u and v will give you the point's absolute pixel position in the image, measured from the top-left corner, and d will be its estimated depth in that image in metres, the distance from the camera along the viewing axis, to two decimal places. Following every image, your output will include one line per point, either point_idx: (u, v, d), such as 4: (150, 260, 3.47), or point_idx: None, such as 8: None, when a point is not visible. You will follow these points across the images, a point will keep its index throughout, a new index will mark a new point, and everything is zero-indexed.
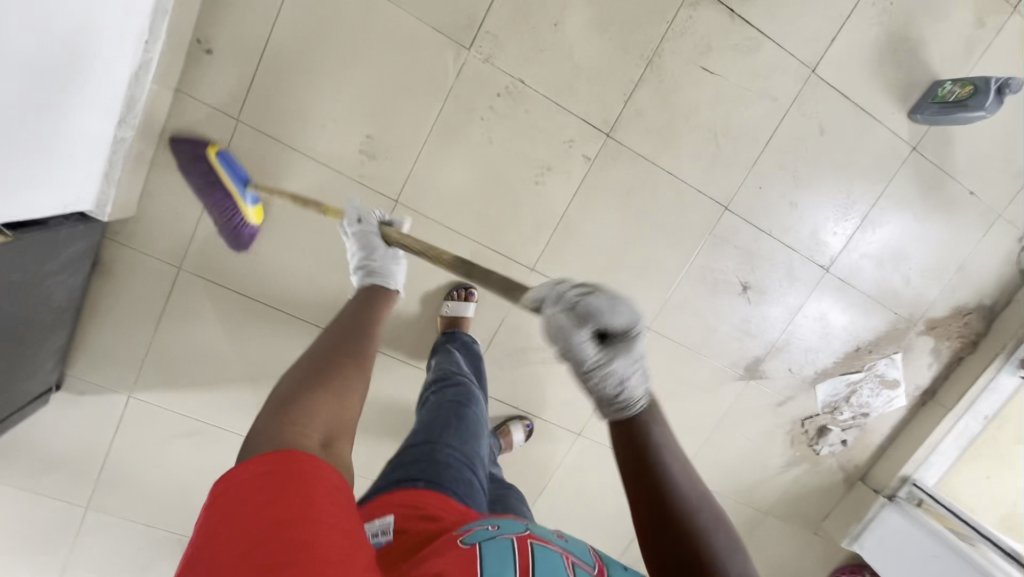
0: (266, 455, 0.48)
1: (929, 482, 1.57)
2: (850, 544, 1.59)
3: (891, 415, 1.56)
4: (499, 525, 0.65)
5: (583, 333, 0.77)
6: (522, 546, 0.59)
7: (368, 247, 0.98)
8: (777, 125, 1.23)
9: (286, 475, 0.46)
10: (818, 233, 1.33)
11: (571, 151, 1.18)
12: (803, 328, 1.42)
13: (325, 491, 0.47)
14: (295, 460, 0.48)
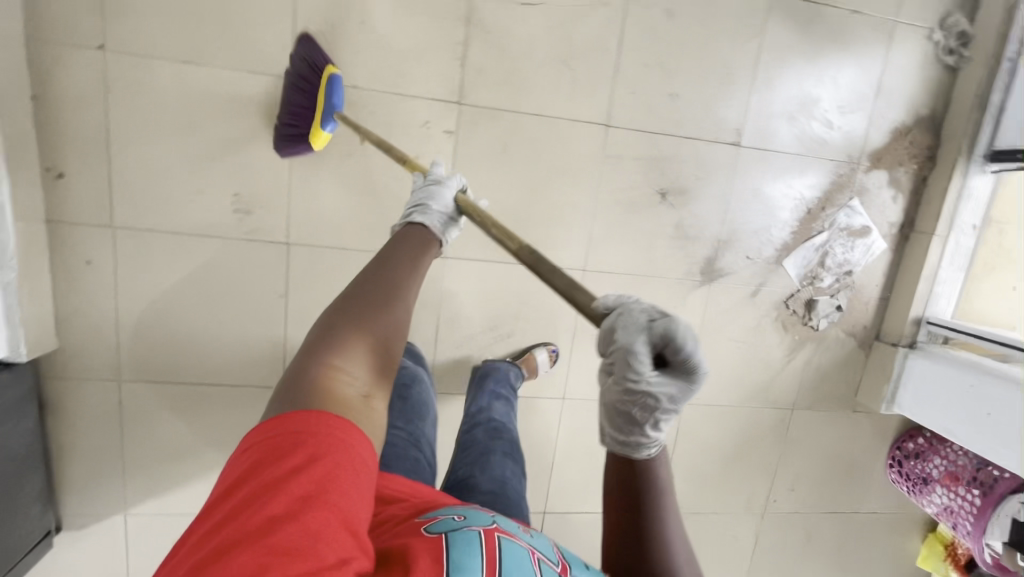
0: (302, 416, 0.49)
1: (946, 314, 1.47)
2: (886, 409, 1.48)
3: (878, 262, 1.46)
4: (467, 515, 0.65)
5: (645, 360, 0.51)
6: (489, 542, 0.59)
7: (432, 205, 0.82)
8: (621, 27, 1.20)
9: (312, 448, 0.47)
10: (714, 114, 1.28)
11: (431, 132, 1.17)
12: (743, 212, 1.36)
13: (352, 475, 0.47)
14: (329, 430, 0.48)
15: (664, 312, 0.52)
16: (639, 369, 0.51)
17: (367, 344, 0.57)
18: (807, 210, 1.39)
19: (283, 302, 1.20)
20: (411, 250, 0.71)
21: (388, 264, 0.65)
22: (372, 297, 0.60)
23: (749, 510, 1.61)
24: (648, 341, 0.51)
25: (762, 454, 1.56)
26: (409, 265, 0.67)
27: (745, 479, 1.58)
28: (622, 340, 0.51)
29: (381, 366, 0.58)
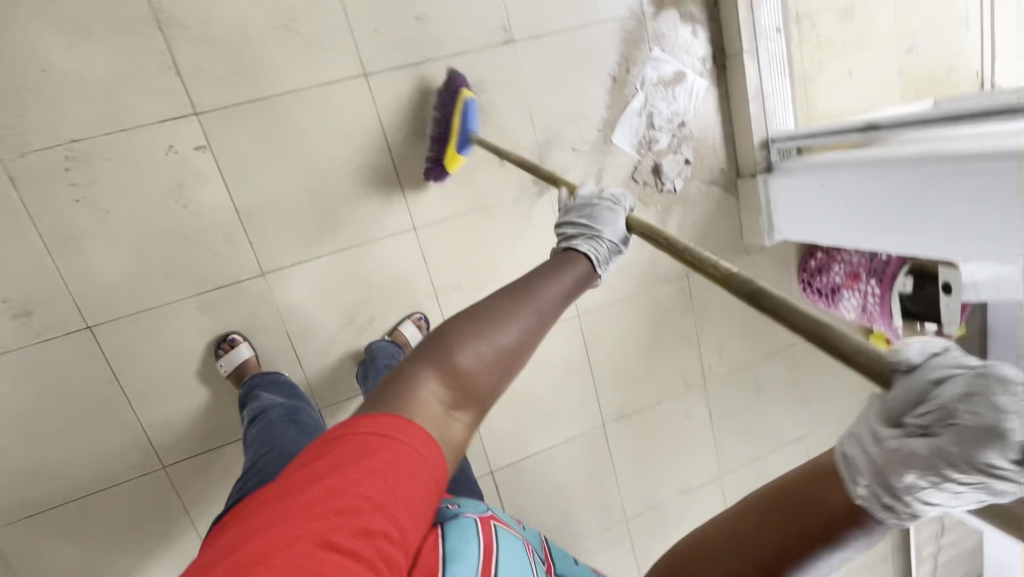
0: (394, 420, 0.48)
1: (789, 126, 1.42)
2: (770, 239, 1.47)
3: (707, 101, 1.41)
4: (461, 506, 0.64)
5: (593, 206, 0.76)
6: (486, 532, 0.57)
7: (594, 219, 0.73)
8: None
9: (394, 451, 0.46)
10: (471, 20, 1.20)
11: (183, 154, 1.08)
12: (551, 105, 1.29)
13: (420, 486, 0.47)
14: (417, 441, 0.48)
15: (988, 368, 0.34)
16: (994, 427, 0.31)
17: (483, 349, 0.53)
18: (613, 78, 1.33)
19: (117, 387, 1.12)
20: (551, 292, 0.58)
21: (527, 277, 0.59)
22: (481, 323, 0.54)
23: (690, 386, 1.61)
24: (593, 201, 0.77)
25: (679, 329, 1.54)
26: (560, 281, 0.60)
27: (673, 360, 1.56)
28: (906, 384, 0.36)
29: (488, 376, 0.53)
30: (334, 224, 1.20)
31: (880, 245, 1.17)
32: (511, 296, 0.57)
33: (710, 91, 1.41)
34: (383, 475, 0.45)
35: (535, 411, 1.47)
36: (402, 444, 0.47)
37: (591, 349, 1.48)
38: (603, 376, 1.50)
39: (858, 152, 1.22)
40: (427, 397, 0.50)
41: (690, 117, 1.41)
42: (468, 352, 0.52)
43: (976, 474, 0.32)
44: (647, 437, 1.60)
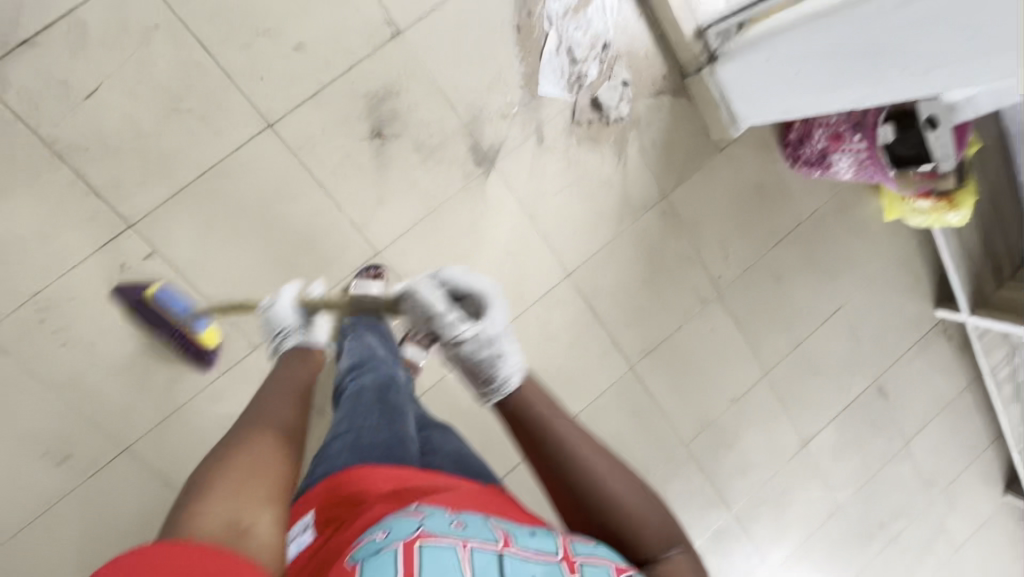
0: (169, 550, 0.39)
1: (717, 8, 1.32)
2: (738, 129, 1.37)
3: (625, 12, 1.32)
4: (388, 528, 0.56)
5: (451, 313, 0.76)
6: (407, 562, 0.51)
7: (285, 335, 0.96)
8: (190, 32, 1.05)
9: (191, 569, 0.38)
10: (351, 28, 1.13)
11: (136, 268, 1.10)
12: (464, 81, 1.22)
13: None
14: (212, 556, 0.40)
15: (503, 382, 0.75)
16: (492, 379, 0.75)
17: (237, 480, 0.52)
18: (517, 27, 1.24)
19: (170, 492, 1.19)
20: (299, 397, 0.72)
21: (258, 403, 0.68)
22: (259, 409, 0.66)
23: (706, 301, 1.56)
24: (453, 308, 0.77)
25: (675, 251, 1.49)
26: (291, 387, 0.75)
27: (680, 283, 1.52)
28: (467, 336, 0.76)
29: (256, 469, 0.55)
30: (300, 277, 1.20)
31: (841, 105, 1.07)
32: (249, 418, 0.64)
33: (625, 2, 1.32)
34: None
35: (560, 378, 1.47)
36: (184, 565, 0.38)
37: (594, 302, 1.45)
38: (614, 323, 1.48)
39: (790, 14, 1.12)
40: (214, 524, 0.47)
41: (613, 35, 1.32)
42: (233, 465, 0.54)
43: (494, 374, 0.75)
44: (679, 363, 1.58)
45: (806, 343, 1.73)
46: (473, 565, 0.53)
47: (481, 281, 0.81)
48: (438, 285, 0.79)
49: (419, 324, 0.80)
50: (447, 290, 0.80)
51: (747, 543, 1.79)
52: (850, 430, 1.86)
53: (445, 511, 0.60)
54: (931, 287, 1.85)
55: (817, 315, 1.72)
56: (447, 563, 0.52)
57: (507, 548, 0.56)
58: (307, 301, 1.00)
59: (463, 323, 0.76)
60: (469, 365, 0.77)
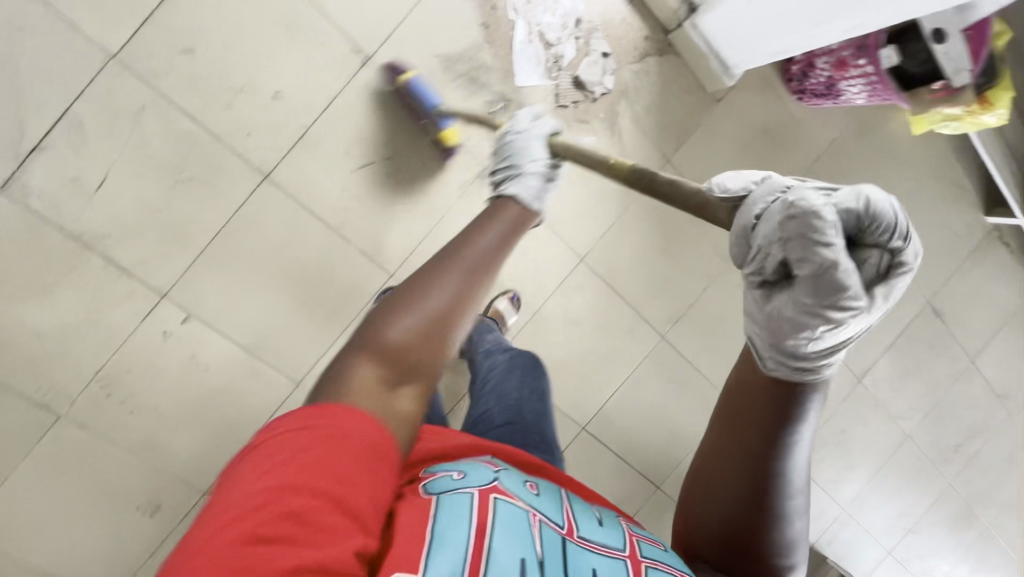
0: (319, 409, 0.49)
1: None
2: (734, 78, 1.30)
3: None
4: (465, 472, 0.66)
5: (840, 250, 0.47)
6: (483, 507, 0.60)
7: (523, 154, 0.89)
8: (175, 106, 1.10)
9: (329, 433, 0.48)
10: (322, 65, 1.15)
11: (177, 332, 1.19)
12: (441, 91, 1.21)
13: (347, 463, 0.47)
14: (344, 421, 0.49)
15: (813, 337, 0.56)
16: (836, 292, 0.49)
17: (409, 319, 0.57)
18: (484, 24, 1.21)
19: None
20: (497, 251, 0.66)
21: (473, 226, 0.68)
22: (458, 267, 0.61)
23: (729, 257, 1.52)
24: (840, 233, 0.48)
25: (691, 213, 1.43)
26: (501, 232, 0.68)
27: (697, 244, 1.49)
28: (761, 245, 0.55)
29: (422, 338, 0.56)
30: (324, 311, 1.26)
31: (833, 41, 1.01)
32: (453, 262, 0.62)
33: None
34: (298, 458, 0.46)
35: (595, 360, 1.47)
36: (322, 431, 0.47)
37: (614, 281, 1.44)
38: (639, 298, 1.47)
39: None
40: (369, 378, 0.53)
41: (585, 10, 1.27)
42: (414, 330, 0.56)
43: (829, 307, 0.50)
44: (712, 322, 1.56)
45: None
46: (542, 534, 0.62)
47: (884, 199, 0.50)
48: (850, 202, 0.49)
49: (763, 261, 0.56)
50: (850, 220, 0.49)
51: (813, 485, 1.78)
52: (908, 357, 1.79)
53: (520, 478, 0.70)
54: (975, 194, 1.72)
55: None
56: (519, 518, 0.62)
57: (571, 536, 0.66)
58: (556, 145, 0.94)
59: (847, 294, 0.49)
60: (778, 331, 0.57)
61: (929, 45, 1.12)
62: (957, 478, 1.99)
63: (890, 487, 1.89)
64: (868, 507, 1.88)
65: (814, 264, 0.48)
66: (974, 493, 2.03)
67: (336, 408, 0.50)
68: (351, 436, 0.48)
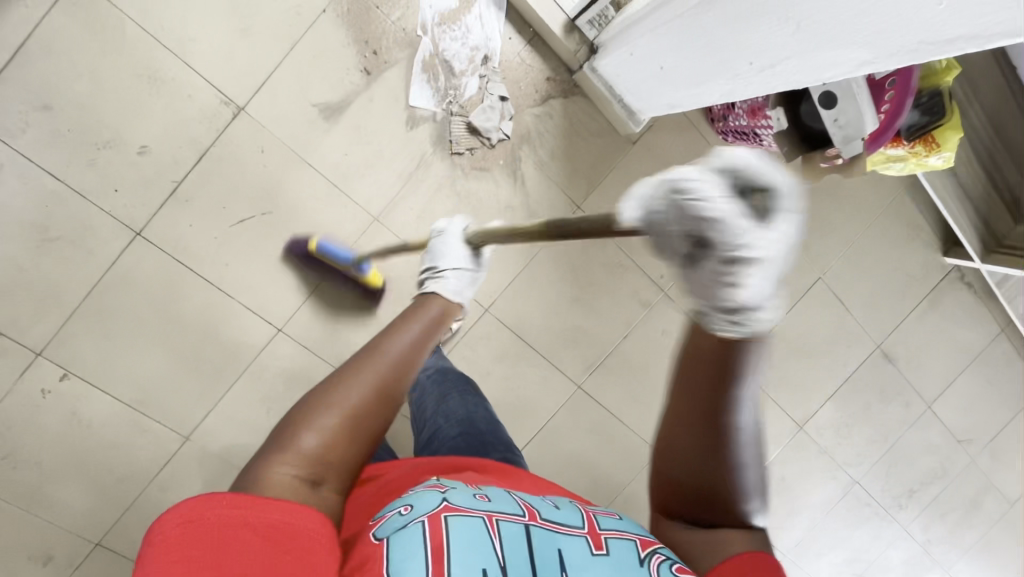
0: (237, 500, 0.45)
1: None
2: (641, 119, 1.23)
3: (490, 21, 1.20)
4: (409, 502, 0.56)
5: (724, 212, 0.41)
6: (435, 533, 0.51)
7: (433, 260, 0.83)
8: (36, 165, 1.06)
9: (261, 528, 0.44)
10: (191, 120, 1.10)
11: (56, 389, 1.16)
12: (322, 141, 1.16)
13: (263, 556, 0.43)
14: (263, 511, 0.45)
15: (740, 260, 0.42)
16: (723, 239, 0.41)
17: (331, 412, 0.54)
18: (366, 70, 1.16)
19: None
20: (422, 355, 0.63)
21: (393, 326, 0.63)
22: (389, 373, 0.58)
23: (649, 303, 1.46)
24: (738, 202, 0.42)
25: (604, 258, 1.42)
26: (414, 339, 0.63)
27: (612, 290, 1.43)
28: (654, 233, 0.48)
29: (342, 442, 0.53)
30: (211, 367, 1.22)
31: (718, 100, 0.91)
32: (366, 360, 0.58)
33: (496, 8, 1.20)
34: (209, 568, 0.41)
35: (506, 412, 1.41)
36: (226, 522, 0.43)
37: (523, 330, 1.39)
38: (551, 345, 1.42)
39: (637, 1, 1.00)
40: (289, 479, 0.49)
41: (481, 50, 1.21)
42: (335, 427, 0.53)
43: (733, 254, 0.42)
44: (636, 370, 1.49)
45: (785, 324, 1.56)
46: (502, 535, 0.53)
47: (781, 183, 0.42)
48: (709, 180, 0.42)
49: (669, 236, 0.46)
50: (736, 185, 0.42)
51: None
52: (856, 402, 1.69)
53: (469, 489, 0.60)
54: (929, 233, 1.62)
55: (794, 291, 1.54)
56: (475, 530, 0.52)
57: (534, 521, 0.56)
58: (473, 237, 0.83)
59: (747, 245, 0.41)
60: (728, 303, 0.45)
61: (819, 108, 1.03)
62: (918, 527, 1.88)
63: (840, 536, 1.79)
64: (816, 557, 1.78)
65: (705, 227, 0.42)
66: (939, 543, 1.91)
67: (229, 495, 0.45)
68: (264, 525, 0.44)
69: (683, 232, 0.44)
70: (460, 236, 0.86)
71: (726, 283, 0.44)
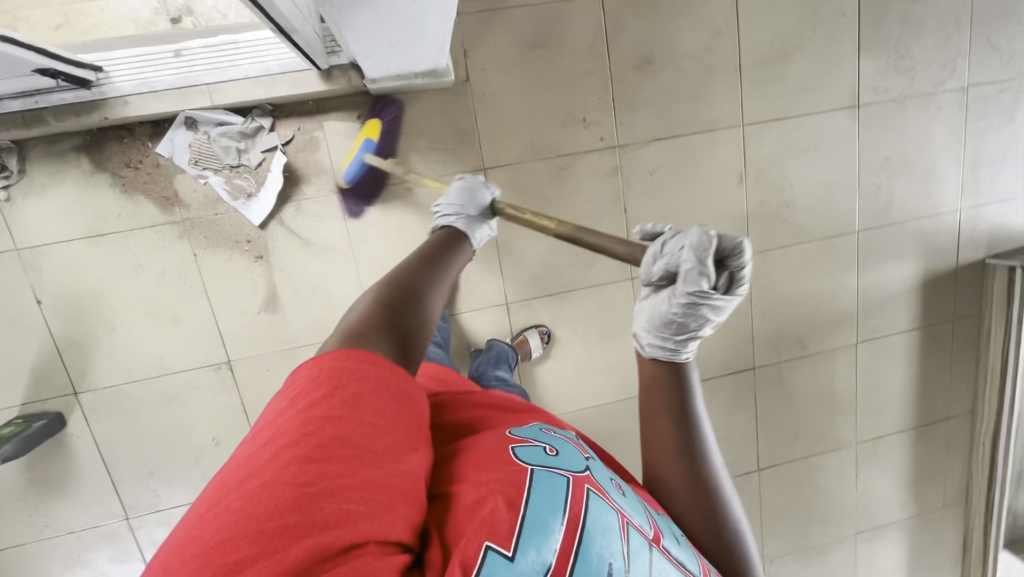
0: (348, 358, 0.57)
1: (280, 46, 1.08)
2: (449, 71, 1.14)
3: (226, 122, 1.15)
4: (556, 450, 0.67)
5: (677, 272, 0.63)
6: (576, 495, 0.60)
7: (472, 199, 0.96)
8: (183, 503, 1.35)
9: (355, 384, 0.55)
10: (215, 397, 1.30)
11: None
12: (289, 325, 1.30)
13: (376, 425, 0.53)
14: (366, 374, 0.56)
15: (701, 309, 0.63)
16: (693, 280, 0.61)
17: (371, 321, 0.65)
18: (260, 255, 1.24)
19: None
20: (460, 267, 0.84)
21: (433, 249, 0.82)
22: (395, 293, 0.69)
23: (619, 166, 1.36)
24: (701, 270, 0.60)
25: (544, 176, 1.33)
26: (449, 264, 0.80)
27: (580, 189, 1.36)
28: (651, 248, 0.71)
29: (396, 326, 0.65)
30: None
31: (450, 25, 0.90)
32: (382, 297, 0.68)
33: (223, 111, 1.14)
34: (347, 405, 0.53)
35: (593, 346, 1.48)
36: (366, 374, 0.56)
37: (547, 288, 1.42)
38: (579, 275, 1.42)
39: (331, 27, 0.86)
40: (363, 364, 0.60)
41: (239, 147, 1.17)
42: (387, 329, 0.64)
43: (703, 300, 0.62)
44: (661, 220, 1.42)
45: (750, 51, 1.36)
46: (630, 539, 0.61)
47: (743, 239, 0.60)
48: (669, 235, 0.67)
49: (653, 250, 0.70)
50: (714, 247, 0.60)
51: (894, 230, 1.55)
52: (891, 31, 1.42)
53: (609, 477, 0.70)
54: None
55: (727, 17, 1.33)
56: (608, 519, 0.60)
57: (656, 543, 0.65)
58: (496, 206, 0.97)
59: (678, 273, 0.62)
60: (679, 327, 0.66)
61: None
62: None
63: (994, 142, 1.55)
64: (979, 187, 1.57)
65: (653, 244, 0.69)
66: None
67: (367, 353, 0.59)
68: (392, 399, 0.56)
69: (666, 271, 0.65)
70: (478, 186, 0.98)
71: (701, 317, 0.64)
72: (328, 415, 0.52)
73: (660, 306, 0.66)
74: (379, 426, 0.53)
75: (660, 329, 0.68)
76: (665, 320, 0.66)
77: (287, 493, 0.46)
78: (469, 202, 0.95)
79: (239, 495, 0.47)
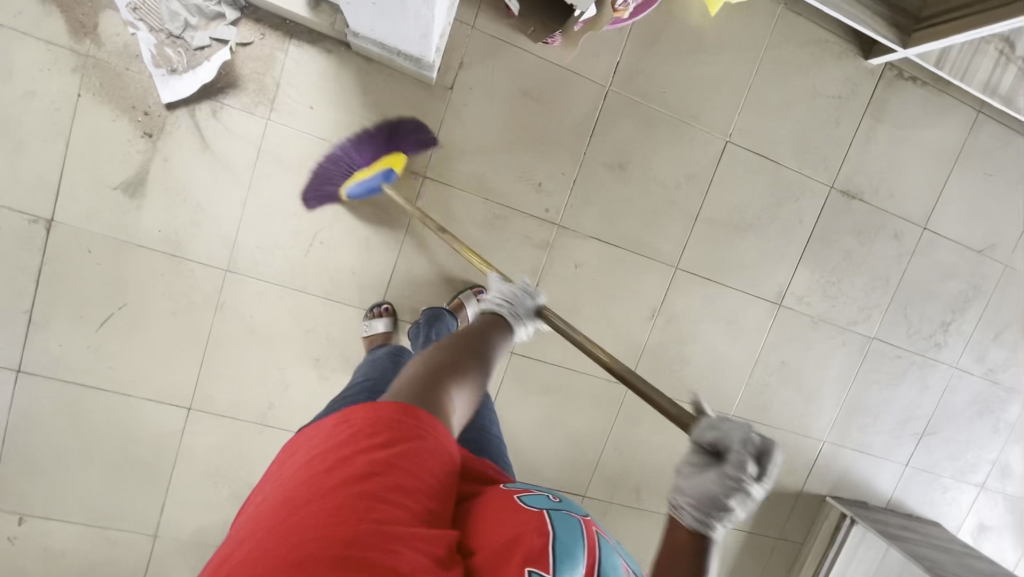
0: (397, 409, 0.52)
1: None
2: (433, 69, 1.12)
3: None
4: (558, 497, 0.59)
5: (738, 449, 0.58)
6: (589, 532, 0.52)
7: (524, 309, 0.84)
8: None
9: (404, 438, 0.49)
10: (11, 248, 1.11)
11: (20, 533, 1.23)
12: (140, 217, 1.15)
13: (424, 485, 0.48)
14: (415, 429, 0.51)
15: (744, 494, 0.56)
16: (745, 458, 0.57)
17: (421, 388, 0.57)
18: (150, 134, 1.11)
19: None
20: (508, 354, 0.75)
21: (484, 325, 0.75)
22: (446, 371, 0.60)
23: (550, 243, 1.33)
24: (751, 457, 0.57)
25: (477, 214, 1.28)
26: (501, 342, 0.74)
27: (505, 244, 1.31)
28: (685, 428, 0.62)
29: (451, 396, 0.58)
30: (143, 461, 1.25)
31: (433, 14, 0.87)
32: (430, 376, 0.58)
33: None
34: (400, 459, 0.48)
35: None
36: (409, 429, 0.50)
37: None
38: None
39: None
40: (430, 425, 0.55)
41: (190, 21, 1.07)
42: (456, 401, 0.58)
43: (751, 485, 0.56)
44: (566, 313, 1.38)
45: (711, 207, 1.40)
46: None
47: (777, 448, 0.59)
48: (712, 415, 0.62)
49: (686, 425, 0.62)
50: (760, 442, 0.59)
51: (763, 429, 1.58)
52: (833, 257, 1.51)
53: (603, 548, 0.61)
54: (840, 42, 1.38)
55: (705, 167, 1.37)
56: (618, 562, 0.51)
57: None
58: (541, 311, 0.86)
59: (739, 450, 0.58)
60: (714, 509, 0.54)
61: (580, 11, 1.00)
62: (972, 360, 1.69)
63: (875, 397, 1.64)
64: (847, 429, 1.64)
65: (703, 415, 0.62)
66: (997, 365, 1.71)
67: (409, 406, 0.53)
68: (434, 456, 0.50)
69: (733, 441, 0.59)
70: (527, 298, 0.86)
71: (731, 495, 0.56)
72: (384, 465, 0.47)
73: (716, 475, 0.57)
74: (422, 486, 0.47)
75: (707, 512, 0.55)
76: (717, 497, 0.55)
77: (340, 532, 0.41)
78: (522, 307, 0.84)
79: (283, 539, 0.41)
